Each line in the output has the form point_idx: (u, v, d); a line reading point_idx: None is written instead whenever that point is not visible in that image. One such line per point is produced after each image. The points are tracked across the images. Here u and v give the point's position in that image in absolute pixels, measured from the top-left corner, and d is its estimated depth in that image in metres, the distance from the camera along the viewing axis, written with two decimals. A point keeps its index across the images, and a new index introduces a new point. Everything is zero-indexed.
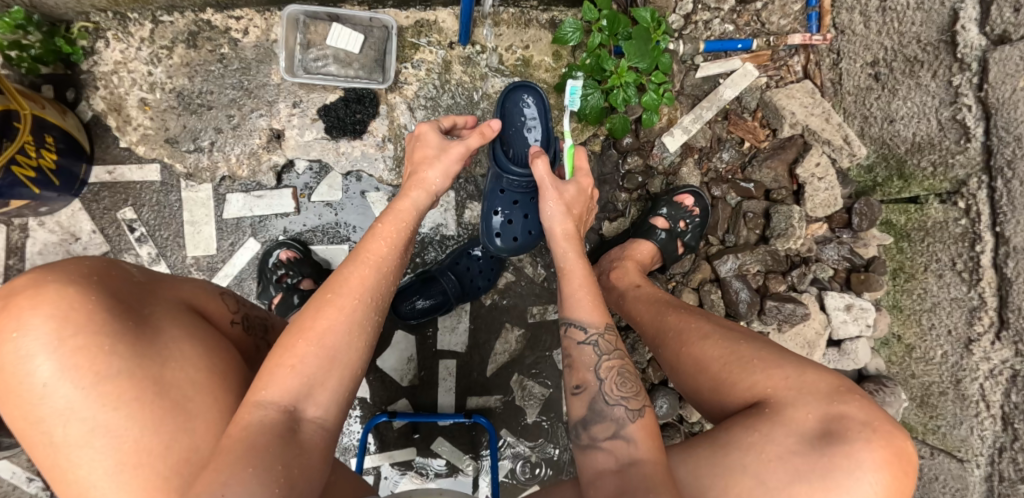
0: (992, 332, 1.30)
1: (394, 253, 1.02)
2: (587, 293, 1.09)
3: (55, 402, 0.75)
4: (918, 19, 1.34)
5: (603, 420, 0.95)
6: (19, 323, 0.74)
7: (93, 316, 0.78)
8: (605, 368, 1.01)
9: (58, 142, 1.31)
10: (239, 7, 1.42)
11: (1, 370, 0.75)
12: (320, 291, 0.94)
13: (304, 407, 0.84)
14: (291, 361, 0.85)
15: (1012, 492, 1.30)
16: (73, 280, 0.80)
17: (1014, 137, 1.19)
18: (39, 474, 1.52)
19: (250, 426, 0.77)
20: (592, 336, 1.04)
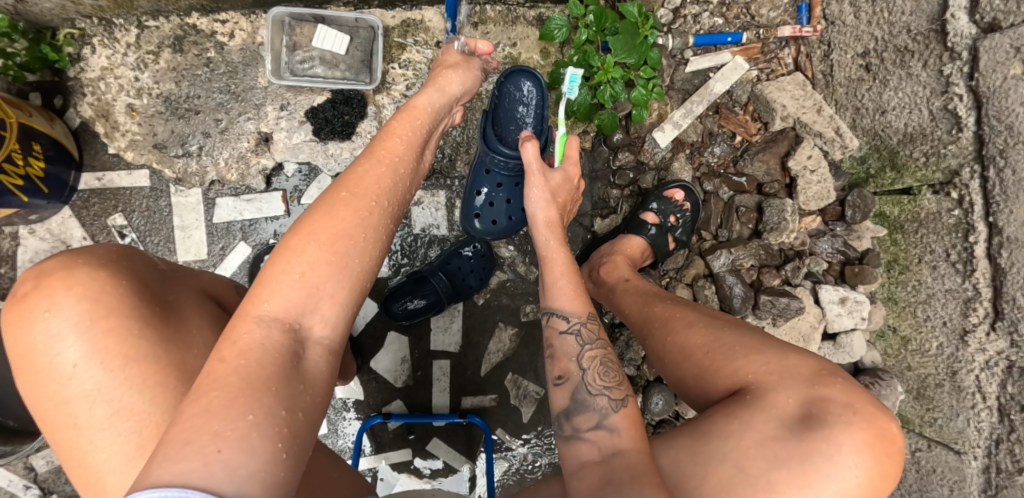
0: (987, 323, 1.29)
1: (408, 155, 0.99)
2: (568, 283, 1.09)
3: (83, 382, 0.77)
4: (907, 9, 1.33)
5: (587, 410, 0.95)
6: (52, 303, 0.77)
7: (122, 302, 0.80)
8: (587, 358, 1.01)
9: (45, 150, 1.31)
10: (224, 10, 1.41)
11: (31, 349, 0.78)
12: (331, 188, 0.89)
13: (308, 323, 0.80)
14: (298, 268, 0.80)
15: (1010, 484, 1.29)
16: (105, 264, 0.82)
17: (1005, 126, 1.18)
18: (36, 481, 1.52)
19: (250, 347, 0.72)
20: (575, 325, 1.04)
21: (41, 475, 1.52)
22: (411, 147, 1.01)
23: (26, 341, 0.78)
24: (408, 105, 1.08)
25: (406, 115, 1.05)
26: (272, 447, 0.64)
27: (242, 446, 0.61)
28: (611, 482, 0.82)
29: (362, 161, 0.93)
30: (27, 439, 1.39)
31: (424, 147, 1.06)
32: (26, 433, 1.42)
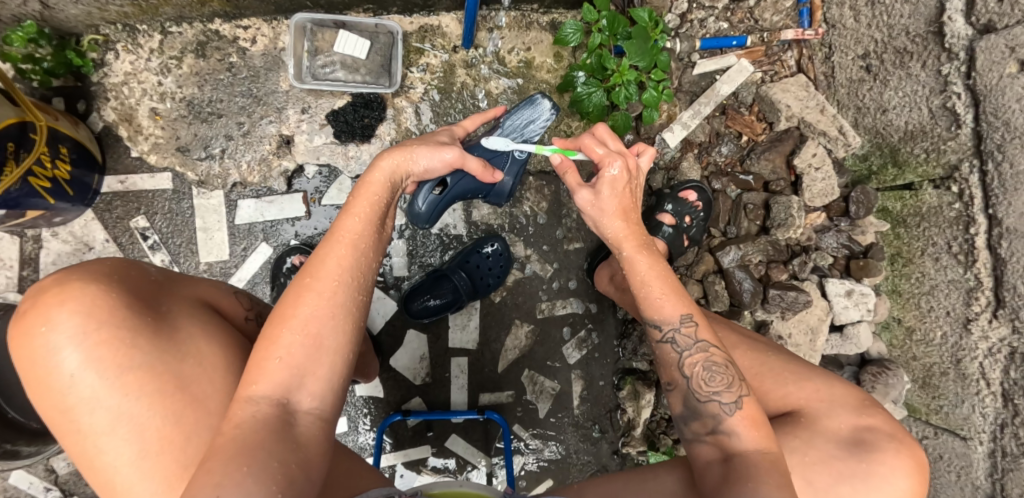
0: (989, 311, 1.34)
1: (371, 229, 0.95)
2: (661, 287, 1.01)
3: (80, 391, 0.77)
4: (906, 12, 1.39)
5: (700, 417, 0.93)
6: (46, 319, 0.77)
7: (115, 311, 0.80)
8: (688, 365, 0.97)
9: (71, 153, 1.34)
10: (247, 16, 1.45)
11: (33, 360, 0.78)
12: (298, 276, 0.89)
13: (298, 398, 0.80)
14: (277, 352, 0.81)
15: (1016, 467, 1.33)
16: (96, 279, 0.82)
17: (1002, 122, 1.24)
18: (57, 483, 1.53)
19: (242, 423, 0.74)
20: (669, 332, 0.99)
21: (61, 477, 1.53)
22: (369, 222, 0.95)
23: (27, 352, 0.78)
24: (362, 180, 1.00)
25: (361, 192, 0.98)
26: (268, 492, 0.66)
27: None
28: (731, 479, 0.83)
29: (324, 244, 0.92)
30: (50, 439, 1.41)
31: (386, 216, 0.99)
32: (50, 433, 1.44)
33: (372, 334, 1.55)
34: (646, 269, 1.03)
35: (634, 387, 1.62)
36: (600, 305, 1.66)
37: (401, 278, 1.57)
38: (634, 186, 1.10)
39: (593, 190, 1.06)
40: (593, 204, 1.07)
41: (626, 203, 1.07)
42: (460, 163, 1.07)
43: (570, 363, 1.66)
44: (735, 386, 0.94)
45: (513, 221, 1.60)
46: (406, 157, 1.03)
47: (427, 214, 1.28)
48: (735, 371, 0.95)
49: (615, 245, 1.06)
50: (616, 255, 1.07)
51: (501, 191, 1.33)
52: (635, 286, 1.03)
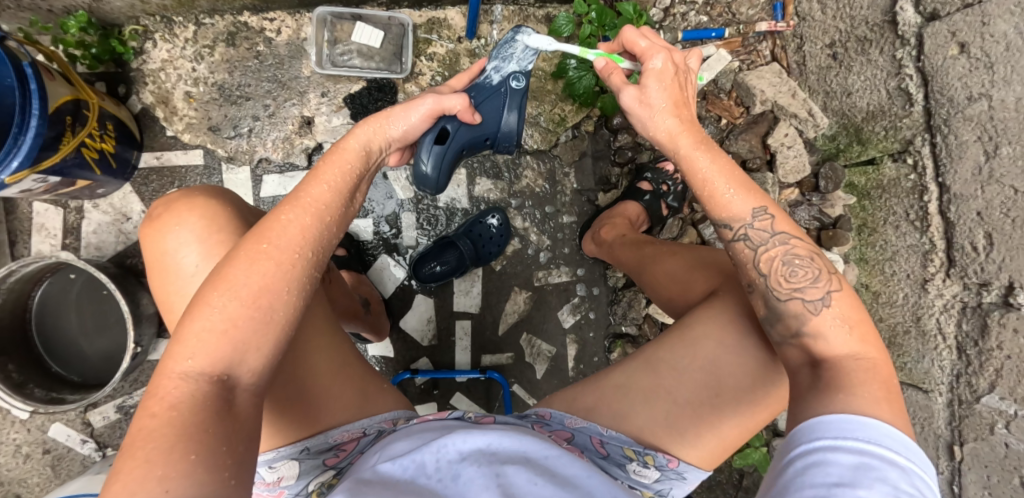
0: (943, 271, 1.49)
1: (339, 200, 0.98)
2: (731, 179, 1.00)
3: (191, 281, 0.94)
4: (865, 4, 1.55)
5: (783, 318, 0.95)
6: (179, 219, 0.96)
7: (229, 222, 0.97)
8: (764, 263, 0.97)
9: (115, 130, 1.49)
10: (273, 10, 1.61)
11: (161, 252, 0.96)
12: (246, 242, 0.88)
13: (238, 374, 0.82)
14: (205, 325, 0.81)
15: (970, 412, 1.47)
16: (214, 198, 1.01)
17: (947, 99, 1.40)
18: (92, 436, 1.66)
19: (178, 403, 0.76)
20: (740, 231, 0.98)
21: (97, 430, 1.66)
22: (341, 193, 0.99)
23: (158, 245, 0.96)
24: (337, 147, 1.03)
25: (333, 157, 1.01)
26: (215, 475, 0.71)
27: (187, 486, 0.67)
28: (825, 387, 0.86)
29: (284, 209, 0.92)
30: (91, 391, 1.55)
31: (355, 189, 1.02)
32: (89, 385, 1.58)
33: (383, 298, 1.70)
34: (709, 166, 1.01)
35: (624, 349, 1.76)
36: (592, 274, 1.80)
37: (410, 247, 1.72)
38: (684, 81, 1.09)
39: (639, 86, 1.06)
40: (642, 99, 1.06)
41: (676, 96, 1.06)
42: (440, 110, 1.12)
43: (565, 327, 1.80)
44: (822, 279, 0.94)
45: (512, 196, 1.75)
46: (383, 119, 1.08)
47: (437, 173, 1.24)
48: (821, 262, 0.96)
49: (671, 142, 1.05)
50: (674, 153, 1.05)
51: (509, 131, 1.26)
52: (696, 178, 1.02)
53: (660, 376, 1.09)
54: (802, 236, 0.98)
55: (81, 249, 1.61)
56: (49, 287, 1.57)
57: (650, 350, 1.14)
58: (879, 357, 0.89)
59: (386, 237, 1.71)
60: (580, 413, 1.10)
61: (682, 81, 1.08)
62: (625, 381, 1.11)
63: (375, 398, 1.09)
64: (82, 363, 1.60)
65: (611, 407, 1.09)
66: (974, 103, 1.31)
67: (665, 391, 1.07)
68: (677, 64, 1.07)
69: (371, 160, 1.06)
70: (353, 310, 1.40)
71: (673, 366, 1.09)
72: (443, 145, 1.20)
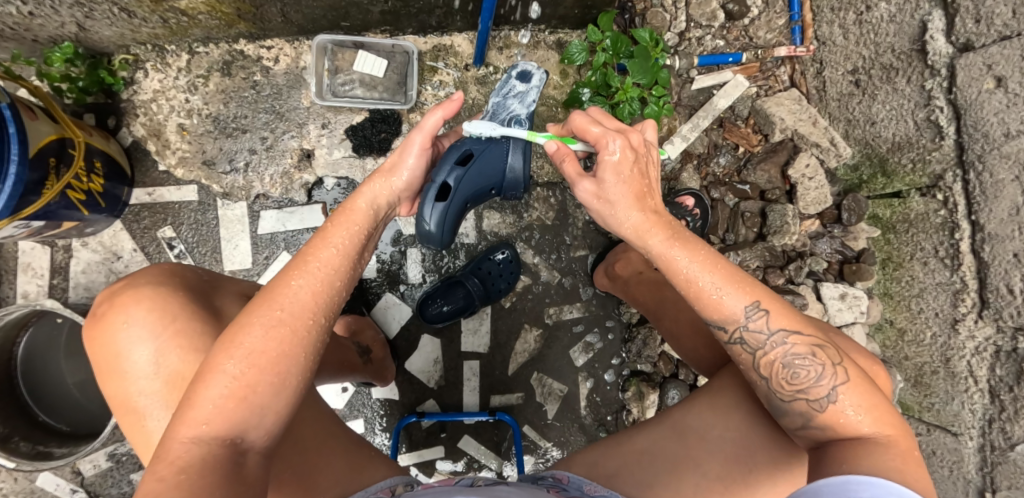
0: (975, 312, 1.40)
1: (348, 264, 0.88)
2: (715, 274, 0.91)
3: (148, 380, 0.90)
4: (892, 31, 1.48)
5: (788, 414, 0.89)
6: (126, 315, 0.92)
7: (183, 308, 0.93)
8: (766, 365, 0.90)
9: (104, 167, 1.40)
10: (270, 37, 1.53)
11: (113, 353, 0.92)
12: (257, 300, 0.81)
13: (252, 437, 0.75)
14: (218, 386, 0.74)
15: (1004, 460, 1.36)
16: (162, 281, 0.96)
17: (982, 135, 1.32)
18: (83, 485, 1.56)
19: (189, 466, 0.68)
20: (734, 334, 0.91)
21: (87, 479, 1.56)
22: (349, 256, 0.88)
23: (108, 347, 0.92)
24: (344, 208, 0.95)
25: (341, 219, 0.92)
26: None
27: None
28: (842, 451, 0.79)
29: (294, 272, 0.82)
30: (81, 443, 1.47)
31: (365, 248, 0.93)
32: (79, 435, 1.51)
33: (388, 339, 1.62)
34: (687, 263, 0.92)
35: (639, 388, 1.69)
36: (605, 309, 1.73)
37: (413, 283, 1.64)
38: (644, 165, 1.01)
39: (595, 179, 0.99)
40: (602, 194, 0.99)
41: (637, 186, 0.98)
42: (431, 137, 1.02)
43: (577, 366, 1.72)
44: (827, 375, 0.86)
45: (521, 230, 1.67)
46: (387, 172, 1.02)
47: (447, 229, 1.18)
48: (824, 355, 0.87)
49: (641, 239, 0.97)
50: (647, 250, 0.98)
51: (516, 178, 1.16)
52: (676, 275, 0.93)
53: (690, 444, 1.00)
54: (802, 329, 0.90)
55: (69, 290, 1.52)
56: (36, 333, 1.49)
57: (678, 413, 1.06)
58: (900, 437, 0.82)
59: (390, 274, 1.63)
60: (601, 479, 1.00)
61: (644, 164, 1.00)
62: (651, 446, 1.03)
63: (363, 466, 0.97)
64: (74, 412, 1.53)
65: (634, 474, 1.00)
66: (1011, 140, 1.23)
67: (695, 464, 0.98)
68: (636, 147, 1.00)
69: (381, 216, 0.99)
70: (349, 363, 1.32)
71: (704, 435, 1.00)
72: (446, 200, 1.13)
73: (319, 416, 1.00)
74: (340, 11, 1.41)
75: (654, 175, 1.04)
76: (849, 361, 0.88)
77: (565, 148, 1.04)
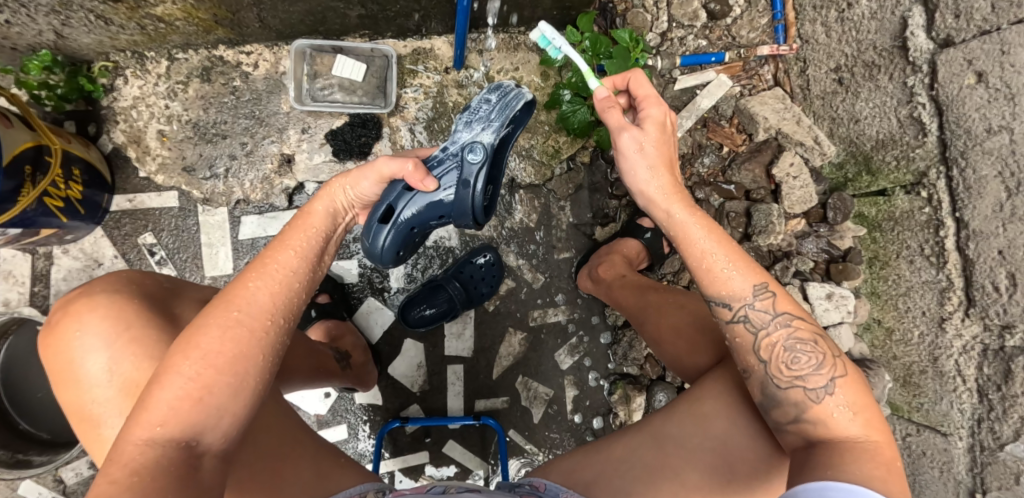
0: (961, 310, 1.38)
1: (306, 266, 0.88)
2: (732, 254, 0.92)
3: (102, 388, 0.89)
4: (873, 28, 1.47)
5: (781, 404, 0.87)
6: (81, 323, 0.91)
7: (139, 314, 0.92)
8: (766, 348, 0.89)
9: (83, 175, 1.40)
10: (249, 43, 1.53)
11: (67, 362, 0.91)
12: (217, 303, 0.80)
13: (207, 440, 0.74)
14: (173, 388, 0.73)
15: (994, 460, 1.34)
16: (119, 289, 0.95)
17: (964, 131, 1.30)
18: (64, 494, 1.52)
19: (140, 468, 0.67)
20: (739, 312, 0.90)
21: (69, 487, 1.52)
22: (306, 257, 0.89)
23: (63, 355, 0.92)
24: (301, 212, 0.97)
25: (298, 222, 0.94)
26: None
27: None
28: (811, 467, 0.77)
29: (252, 274, 0.83)
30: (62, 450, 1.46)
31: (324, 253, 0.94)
32: (59, 443, 1.50)
33: (370, 344, 1.61)
34: (701, 235, 0.94)
35: (625, 391, 1.67)
36: (590, 312, 1.72)
37: (396, 287, 1.63)
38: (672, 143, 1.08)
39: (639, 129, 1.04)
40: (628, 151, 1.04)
41: (666, 158, 1.04)
42: (385, 176, 1.04)
43: (563, 369, 1.71)
44: (826, 366, 0.86)
45: (504, 233, 1.66)
46: (347, 176, 1.04)
47: (392, 248, 1.18)
48: (825, 345, 0.88)
49: (664, 203, 1.01)
50: (668, 219, 1.00)
51: (465, 205, 1.09)
52: (690, 251, 0.94)
53: (669, 452, 0.99)
54: (804, 316, 0.90)
55: (50, 297, 1.51)
56: (17, 341, 1.49)
57: (658, 422, 1.05)
58: (886, 443, 0.80)
59: (372, 278, 1.62)
60: (577, 487, 0.98)
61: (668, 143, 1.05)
62: (629, 455, 1.01)
63: (332, 475, 0.96)
64: (55, 420, 1.52)
65: (611, 482, 0.98)
66: (993, 136, 1.22)
67: (672, 472, 0.96)
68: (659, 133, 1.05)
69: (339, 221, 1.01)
70: (329, 369, 1.31)
71: (681, 442, 0.99)
72: (388, 224, 1.13)
73: (289, 427, 0.99)
74: (317, 15, 1.41)
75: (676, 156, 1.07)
76: (847, 360, 0.88)
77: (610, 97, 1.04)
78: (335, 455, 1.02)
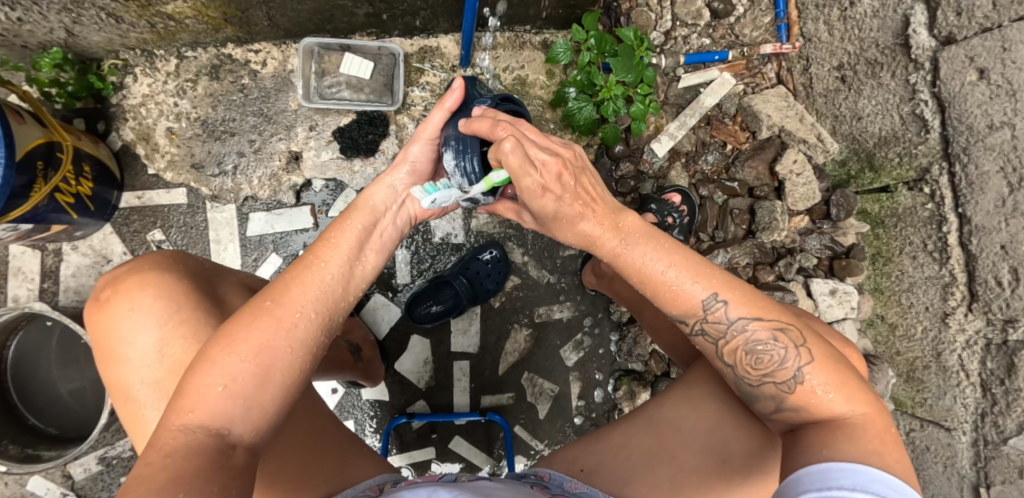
0: (965, 305, 1.39)
1: (342, 260, 0.88)
2: (678, 266, 0.88)
3: (150, 369, 0.91)
4: (875, 26, 1.49)
5: (759, 399, 0.88)
6: (133, 301, 0.92)
7: (187, 298, 0.93)
8: (728, 353, 0.89)
9: (93, 171, 1.41)
10: (257, 41, 1.55)
11: (114, 339, 0.92)
12: (259, 298, 0.82)
13: (239, 429, 0.75)
14: (208, 376, 0.75)
15: (997, 454, 1.35)
16: (167, 269, 0.96)
17: (966, 127, 1.31)
18: (73, 489, 1.53)
19: (173, 451, 0.69)
20: (694, 326, 0.89)
21: (78, 483, 1.53)
22: (346, 252, 0.89)
23: (110, 333, 0.92)
24: (351, 207, 0.95)
25: (342, 221, 0.93)
26: None
27: None
28: (802, 447, 0.79)
29: (291, 273, 0.85)
30: (70, 445, 1.47)
31: (365, 246, 0.92)
32: (67, 438, 1.51)
33: (377, 340, 1.62)
34: (642, 263, 0.89)
35: (630, 387, 1.68)
36: (595, 308, 1.73)
37: (403, 283, 1.64)
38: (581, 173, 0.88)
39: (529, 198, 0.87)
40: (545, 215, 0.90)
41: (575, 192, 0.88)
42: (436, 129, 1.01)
43: (568, 365, 1.72)
44: (792, 357, 0.85)
45: (510, 230, 1.68)
46: (382, 178, 0.99)
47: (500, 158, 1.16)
48: (789, 336, 0.86)
49: (593, 248, 0.91)
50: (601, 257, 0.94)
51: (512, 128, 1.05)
52: (631, 276, 0.91)
53: (663, 436, 1.00)
54: (764, 314, 0.88)
55: (59, 293, 1.52)
56: (26, 337, 1.50)
57: (653, 407, 1.06)
58: (874, 416, 0.81)
59: (380, 274, 1.63)
60: (580, 476, 0.99)
61: (574, 175, 0.87)
62: (629, 441, 1.02)
63: (353, 464, 0.97)
64: (65, 416, 1.54)
65: (612, 469, 0.99)
66: (995, 132, 1.24)
67: (672, 457, 0.97)
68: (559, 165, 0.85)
69: (389, 220, 0.98)
70: (342, 360, 1.33)
71: (678, 427, 1.00)
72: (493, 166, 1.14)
73: (313, 415, 0.99)
74: (325, 14, 1.43)
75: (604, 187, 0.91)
76: (816, 340, 0.87)
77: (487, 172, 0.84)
78: (353, 441, 1.03)
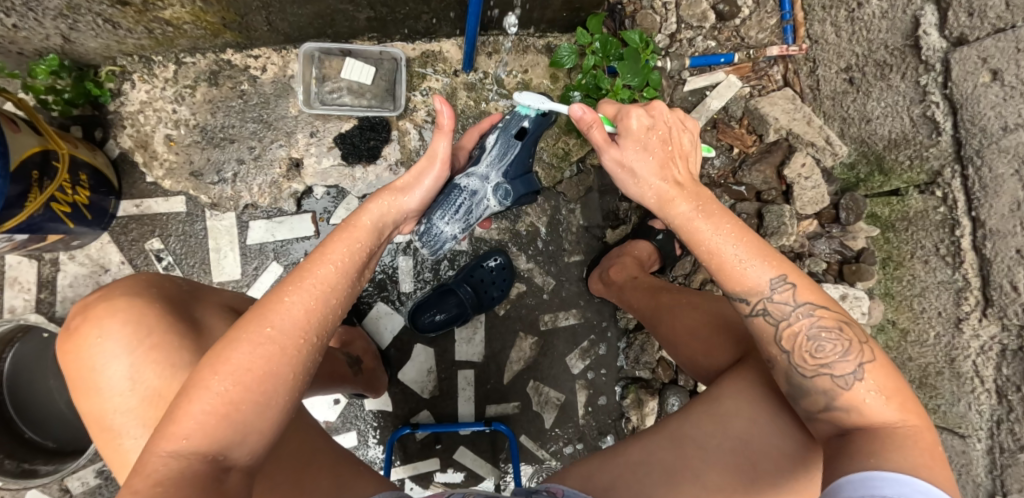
0: (979, 310, 1.36)
1: (346, 281, 0.85)
2: (747, 244, 0.89)
3: (124, 397, 0.88)
4: (884, 27, 1.47)
5: (810, 394, 0.86)
6: (101, 329, 0.89)
7: (161, 320, 0.91)
8: (788, 340, 0.87)
9: (90, 179, 1.38)
10: (257, 47, 1.53)
11: (88, 368, 0.90)
12: (253, 315, 0.77)
13: (234, 453, 0.72)
14: (201, 403, 0.72)
15: (1014, 462, 1.30)
16: (139, 292, 0.93)
17: (979, 129, 1.28)
18: None
19: (165, 480, 0.66)
20: (757, 306, 0.88)
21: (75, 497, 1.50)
22: (346, 272, 0.85)
23: (83, 361, 0.90)
24: (347, 224, 0.92)
25: (343, 234, 0.89)
26: None
27: None
28: (852, 451, 0.77)
29: (288, 289, 0.79)
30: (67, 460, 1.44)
31: (366, 265, 0.91)
32: (65, 452, 1.48)
33: (379, 350, 1.59)
34: (711, 232, 0.91)
35: (638, 395, 1.66)
36: (601, 316, 1.70)
37: (407, 292, 1.61)
38: (670, 141, 1.01)
39: (618, 148, 1.00)
40: (622, 162, 1.00)
41: (660, 155, 0.99)
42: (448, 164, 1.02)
43: (574, 373, 1.69)
44: (854, 351, 0.84)
45: (514, 236, 1.65)
46: (391, 197, 0.98)
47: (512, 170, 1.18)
48: (850, 331, 0.85)
49: (664, 204, 0.97)
50: (670, 215, 0.97)
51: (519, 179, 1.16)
52: (698, 245, 0.92)
53: (687, 454, 0.98)
54: (829, 305, 0.88)
55: (57, 303, 1.49)
56: (22, 349, 1.47)
57: (673, 425, 1.03)
58: (925, 428, 0.78)
59: (382, 282, 1.60)
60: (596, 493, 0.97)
61: (670, 134, 1.01)
62: (648, 459, 1.00)
63: (349, 484, 0.94)
64: (61, 428, 1.50)
65: (629, 487, 0.97)
66: (1010, 134, 1.21)
67: (693, 474, 0.95)
68: (658, 118, 1.01)
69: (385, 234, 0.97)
70: (338, 373, 1.28)
71: (701, 444, 0.98)
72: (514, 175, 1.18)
73: (302, 434, 0.96)
74: (326, 18, 1.40)
75: (693, 164, 1.05)
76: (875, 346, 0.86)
77: (592, 114, 0.98)
78: (353, 462, 1.00)
